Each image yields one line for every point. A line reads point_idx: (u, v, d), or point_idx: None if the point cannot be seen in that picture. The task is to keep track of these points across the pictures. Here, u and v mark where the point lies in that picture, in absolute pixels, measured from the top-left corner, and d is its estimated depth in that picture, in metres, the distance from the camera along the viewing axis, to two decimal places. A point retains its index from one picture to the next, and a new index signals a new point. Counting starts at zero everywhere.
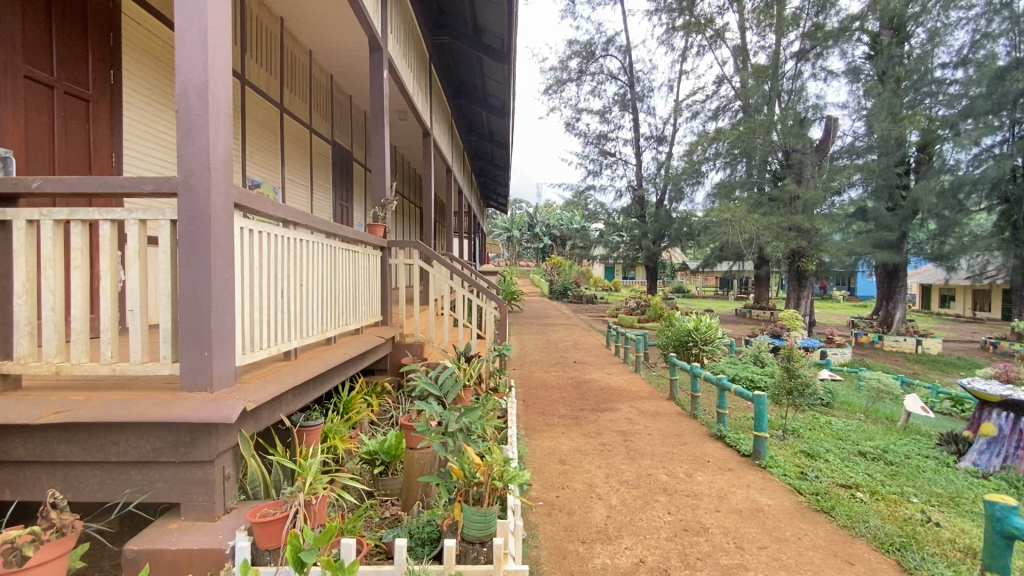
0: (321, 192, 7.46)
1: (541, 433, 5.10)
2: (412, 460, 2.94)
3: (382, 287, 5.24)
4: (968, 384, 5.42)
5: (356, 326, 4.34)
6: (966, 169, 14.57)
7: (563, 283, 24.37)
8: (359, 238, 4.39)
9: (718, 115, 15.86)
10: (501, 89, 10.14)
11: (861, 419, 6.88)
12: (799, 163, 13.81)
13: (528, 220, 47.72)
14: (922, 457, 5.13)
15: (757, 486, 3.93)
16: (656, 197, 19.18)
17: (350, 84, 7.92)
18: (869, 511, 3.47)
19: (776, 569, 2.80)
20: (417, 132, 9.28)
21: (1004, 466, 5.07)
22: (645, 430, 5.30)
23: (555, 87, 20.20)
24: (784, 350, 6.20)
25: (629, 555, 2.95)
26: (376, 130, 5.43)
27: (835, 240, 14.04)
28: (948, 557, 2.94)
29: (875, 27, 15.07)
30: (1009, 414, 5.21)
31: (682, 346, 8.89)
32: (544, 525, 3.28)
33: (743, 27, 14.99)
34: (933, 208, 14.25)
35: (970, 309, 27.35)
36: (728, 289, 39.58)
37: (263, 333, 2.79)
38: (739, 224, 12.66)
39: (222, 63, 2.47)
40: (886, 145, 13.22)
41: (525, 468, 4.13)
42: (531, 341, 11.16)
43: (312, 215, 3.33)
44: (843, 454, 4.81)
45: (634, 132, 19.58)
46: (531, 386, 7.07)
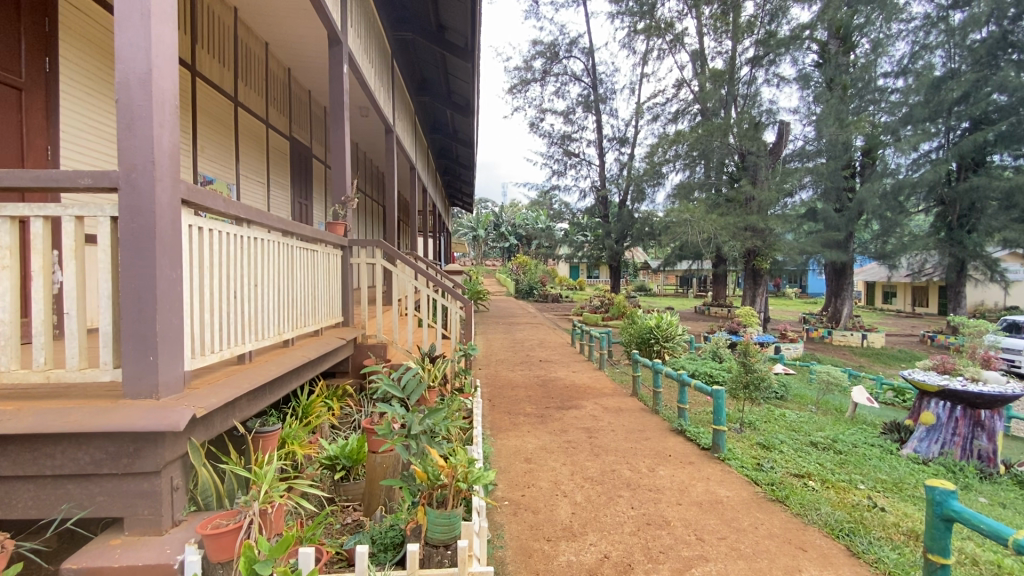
0: (278, 189, 7.20)
1: (506, 433, 5.09)
2: (374, 464, 2.88)
3: (343, 287, 5.09)
4: (910, 376, 5.68)
5: (315, 328, 4.21)
6: (906, 173, 15.59)
7: (529, 282, 24.43)
8: (318, 236, 4.26)
9: (678, 118, 16.23)
10: (465, 88, 10.09)
11: (812, 411, 7.21)
12: (754, 165, 14.37)
13: (493, 219, 47.56)
14: (869, 446, 5.41)
15: (716, 478, 4.05)
16: (619, 198, 19.50)
17: (308, 78, 7.67)
18: (821, 499, 3.63)
19: (735, 559, 2.89)
20: (379, 129, 9.09)
21: (942, 451, 5.43)
22: (608, 426, 5.36)
23: (519, 86, 20.19)
24: (741, 345, 6.40)
25: (593, 551, 2.97)
26: (337, 126, 5.28)
27: (788, 240, 14.63)
28: (892, 540, 3.10)
29: (823, 36, 15.74)
30: (945, 402, 5.54)
31: (644, 343, 9.07)
32: (510, 524, 3.27)
33: (701, 32, 15.38)
34: (876, 210, 15.03)
35: (910, 305, 29.13)
36: (688, 287, 40.62)
37: (215, 336, 2.66)
38: (698, 224, 13.03)
39: (167, 50, 2.34)
40: (834, 149, 13.86)
41: (490, 468, 4.11)
42: (496, 340, 11.15)
43: (266, 213, 3.19)
44: (796, 444, 5.01)
45: (597, 133, 19.82)
46: (496, 386, 7.07)
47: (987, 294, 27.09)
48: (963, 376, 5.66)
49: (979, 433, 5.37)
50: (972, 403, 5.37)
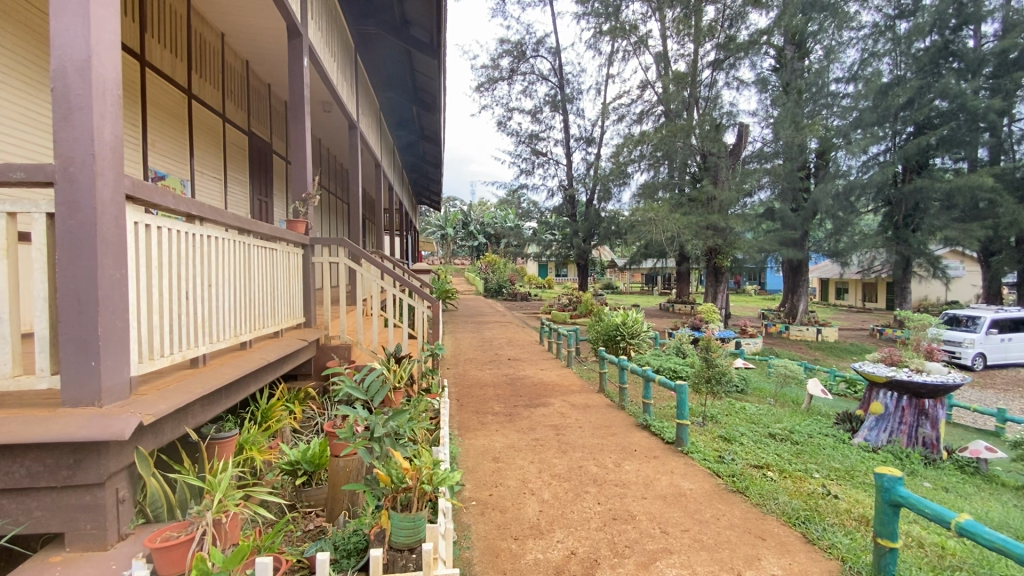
0: (236, 186, 6.94)
1: (474, 432, 5.06)
2: (337, 469, 2.80)
3: (305, 287, 4.95)
4: (861, 368, 5.93)
5: (274, 329, 4.07)
6: (856, 174, 16.33)
7: (498, 281, 24.42)
8: (277, 234, 4.12)
9: (642, 119, 16.50)
10: (431, 86, 9.98)
11: (771, 403, 7.47)
12: (715, 166, 14.82)
13: (462, 218, 47.26)
14: (823, 436, 5.63)
15: (680, 472, 4.13)
16: (586, 197, 19.68)
17: (267, 71, 7.43)
18: (778, 489, 3.75)
19: (698, 550, 2.95)
20: (342, 124, 8.88)
21: (890, 439, 5.72)
22: (576, 423, 5.40)
23: (486, 85, 20.12)
24: (703, 340, 6.57)
25: (560, 548, 2.98)
26: (297, 121, 5.13)
27: (747, 239, 15.11)
28: (845, 526, 3.23)
29: (779, 42, 16.34)
30: (892, 392, 5.82)
31: (611, 340, 9.19)
32: (477, 524, 3.25)
33: (665, 35, 15.66)
34: (830, 209, 15.69)
35: (860, 300, 30.57)
36: (653, 285, 41.42)
37: (164, 339, 2.54)
38: (662, 223, 13.30)
39: (109, 36, 2.21)
40: (790, 151, 14.38)
41: (457, 469, 4.07)
42: (464, 339, 11.10)
43: (221, 210, 3.06)
44: (755, 436, 5.17)
45: (564, 132, 19.94)
46: (464, 385, 7.02)
47: (930, 289, 28.64)
48: (909, 367, 5.95)
49: (924, 422, 5.67)
50: (917, 393, 5.66)
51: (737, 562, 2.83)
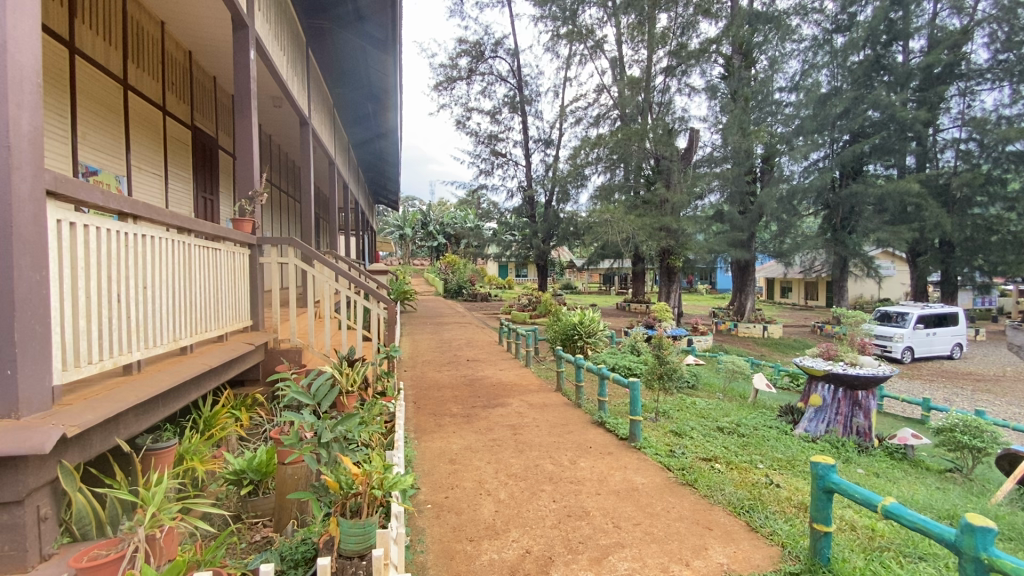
0: (177, 183, 6.58)
1: (431, 434, 5.01)
2: (284, 476, 2.70)
3: (252, 288, 4.76)
4: (802, 363, 6.24)
5: (218, 333, 3.89)
6: (799, 179, 17.19)
7: (458, 282, 24.31)
8: (221, 233, 3.93)
9: (599, 122, 16.81)
10: (386, 83, 9.85)
11: (720, 398, 7.78)
12: (667, 170, 15.26)
13: (421, 217, 46.64)
14: (768, 428, 5.91)
15: (633, 466, 4.23)
16: (544, 198, 19.84)
17: (212, 64, 7.10)
18: (725, 480, 3.91)
19: (649, 543, 3.04)
20: (293, 120, 8.59)
21: (827, 429, 6.07)
22: (533, 422, 5.44)
23: (444, 84, 19.92)
24: (656, 337, 6.77)
25: (515, 547, 2.99)
26: (243, 114, 4.92)
27: (699, 240, 15.65)
28: (785, 513, 3.40)
29: (727, 52, 16.96)
30: (830, 385, 6.15)
31: (568, 339, 9.31)
32: (432, 528, 3.21)
33: (620, 40, 15.99)
34: (774, 212, 16.47)
35: (803, 299, 32.26)
36: (611, 285, 42.22)
37: (93, 344, 2.38)
38: (618, 225, 13.58)
39: (28, 22, 2.06)
40: (737, 156, 14.93)
41: (413, 473, 4.02)
42: (423, 341, 10.96)
43: (157, 208, 2.91)
44: (705, 430, 5.36)
45: (523, 134, 20.04)
46: (421, 387, 6.93)
47: (865, 288, 30.55)
48: (844, 361, 6.31)
49: (857, 412, 6.04)
50: (851, 385, 6.01)
51: (686, 553, 2.93)
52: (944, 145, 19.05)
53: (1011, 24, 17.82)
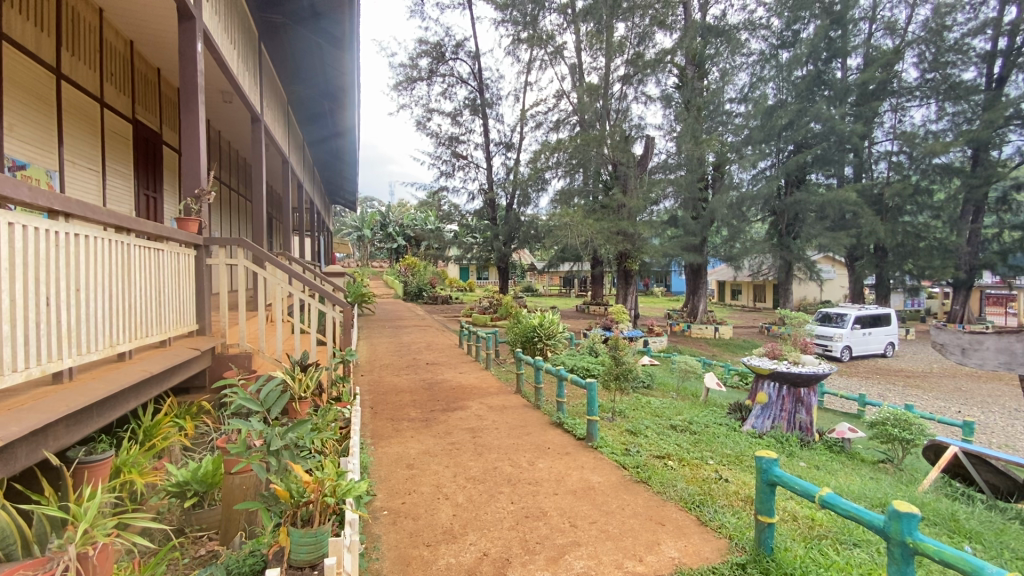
0: (116, 178, 6.21)
1: (389, 439, 4.93)
2: (231, 486, 2.59)
3: (198, 292, 4.55)
4: (750, 362, 6.51)
5: (160, 338, 3.70)
6: (748, 186, 17.95)
7: (417, 284, 24.01)
8: (164, 233, 3.75)
9: (558, 127, 17.04)
10: (344, 81, 9.67)
11: (674, 397, 8.03)
12: (624, 175, 15.66)
13: (380, 219, 45.78)
14: (717, 425, 6.14)
15: (590, 466, 4.31)
16: (505, 201, 19.86)
17: (156, 55, 6.76)
18: (677, 476, 4.04)
19: (603, 540, 3.10)
20: (244, 116, 8.28)
21: (772, 425, 6.36)
22: (492, 425, 5.44)
23: (404, 84, 19.67)
24: (612, 338, 6.91)
25: (473, 550, 2.99)
26: (189, 110, 4.70)
27: (654, 244, 16.09)
28: (733, 506, 3.55)
29: (682, 62, 17.54)
30: (775, 383, 6.45)
31: (528, 341, 9.38)
32: (387, 535, 3.15)
33: (579, 48, 16.27)
34: (725, 218, 17.11)
35: (752, 301, 33.72)
36: (570, 287, 42.77)
37: (18, 352, 2.20)
38: (577, 228, 13.76)
39: None
40: (690, 164, 15.39)
41: (370, 479, 3.94)
42: (381, 345, 10.76)
43: (94, 207, 2.75)
44: (659, 429, 5.51)
45: (484, 137, 20.03)
46: (379, 392, 6.80)
47: (808, 291, 32.26)
48: (788, 359, 6.62)
49: (800, 408, 6.37)
50: (794, 383, 6.32)
51: (640, 548, 3.01)
52: (878, 157, 20.40)
53: (936, 46, 19.37)
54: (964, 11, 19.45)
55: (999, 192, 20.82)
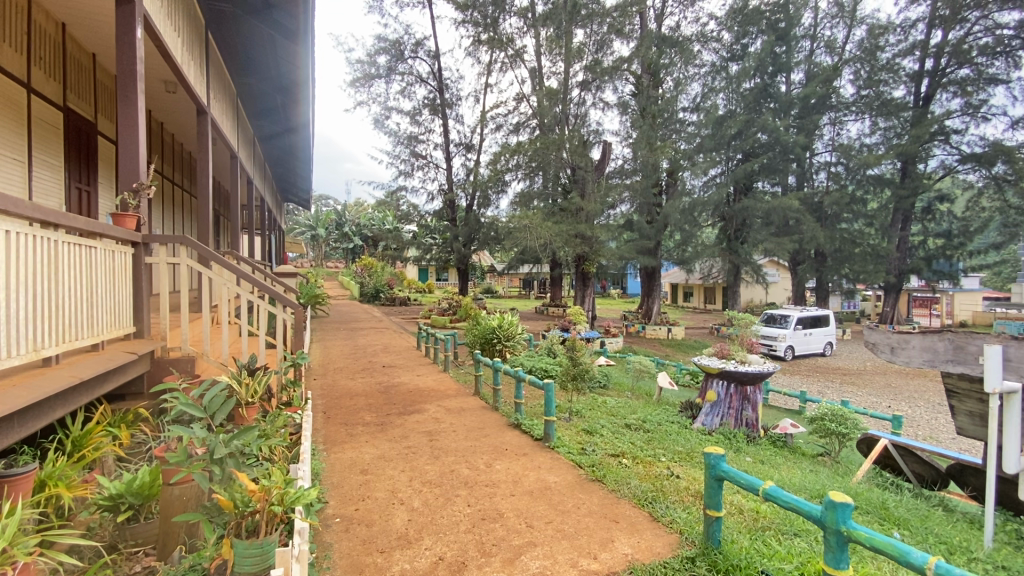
0: (44, 170, 5.76)
1: (342, 445, 4.80)
2: (170, 498, 2.42)
3: (135, 292, 4.28)
4: (700, 362, 6.74)
5: (91, 342, 3.45)
6: (700, 192, 18.60)
7: (374, 285, 23.55)
8: (98, 229, 3.51)
9: (518, 130, 17.13)
10: (298, 75, 9.39)
11: (628, 396, 8.23)
12: (583, 179, 15.95)
13: (335, 218, 44.55)
14: (669, 423, 6.34)
15: (546, 466, 4.34)
16: (465, 202, 19.75)
17: (91, 40, 6.34)
18: (631, 474, 4.13)
19: (559, 540, 3.13)
20: (189, 108, 7.88)
21: (721, 422, 6.60)
22: (450, 427, 5.39)
23: (362, 81, 19.28)
24: (569, 340, 7.00)
25: (428, 555, 2.95)
26: (127, 99, 4.42)
27: (610, 247, 16.43)
28: (683, 502, 3.66)
29: (638, 71, 18.01)
30: (725, 382, 6.69)
31: (487, 343, 9.37)
32: (339, 543, 3.06)
33: (538, 52, 16.41)
34: (678, 223, 17.70)
35: (703, 303, 34.99)
36: (530, 289, 43.03)
37: None
38: (536, 231, 13.84)
39: None
40: (646, 169, 15.79)
41: (321, 486, 3.82)
42: (335, 347, 10.46)
43: (16, 200, 2.53)
44: (614, 427, 5.62)
45: (444, 137, 19.88)
46: (332, 396, 6.61)
47: (754, 293, 33.80)
48: (735, 359, 6.90)
49: (746, 405, 6.66)
50: (741, 381, 6.59)
51: (594, 546, 3.05)
52: (818, 167, 21.60)
53: (870, 65, 20.76)
54: (895, 33, 21.02)
55: (925, 202, 22.55)
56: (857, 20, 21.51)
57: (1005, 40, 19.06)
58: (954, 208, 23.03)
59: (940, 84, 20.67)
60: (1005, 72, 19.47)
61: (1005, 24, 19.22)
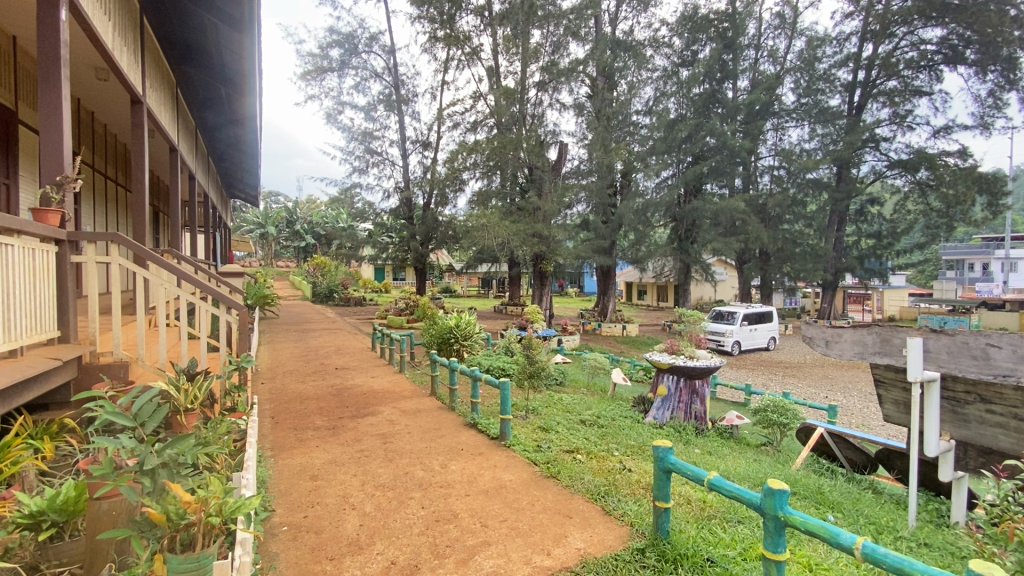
0: None
1: (291, 451, 4.63)
2: (97, 514, 2.23)
3: (59, 293, 3.97)
4: (652, 357, 6.93)
5: (8, 347, 3.18)
6: (653, 194, 19.15)
7: (328, 285, 22.90)
8: (17, 226, 3.24)
9: (476, 128, 17.06)
10: (244, 66, 8.97)
11: (584, 393, 8.37)
12: (540, 179, 16.12)
13: (286, 215, 42.94)
14: (623, 418, 6.50)
15: (502, 465, 4.35)
16: (422, 200, 19.53)
17: (9, 20, 5.85)
18: (585, 469, 4.21)
19: (513, 538, 3.14)
20: (123, 97, 7.40)
21: (670, 415, 6.82)
22: (404, 429, 5.31)
23: (313, 74, 18.68)
24: (526, 338, 7.05)
25: (379, 560, 2.90)
26: (47, 86, 4.08)
27: (568, 246, 16.66)
28: (634, 494, 3.75)
29: (593, 73, 18.30)
30: (675, 376, 6.91)
31: (444, 343, 9.30)
32: (285, 553, 2.96)
33: (495, 50, 16.40)
34: (632, 223, 18.15)
35: (656, 300, 36.06)
36: (487, 289, 42.99)
37: None
38: (493, 230, 13.80)
39: None
40: (601, 170, 16.08)
41: (267, 494, 3.68)
42: (285, 350, 10.09)
43: None
44: (569, 424, 5.70)
45: (400, 134, 19.56)
46: (281, 400, 6.37)
47: (704, 291, 35.12)
48: (684, 354, 7.13)
49: (695, 399, 6.91)
50: (690, 375, 6.83)
51: (548, 542, 3.09)
52: (763, 170, 22.66)
53: (809, 74, 21.97)
54: (831, 45, 22.33)
55: (858, 205, 24.15)
56: (797, 31, 22.72)
57: (929, 55, 20.76)
58: (884, 211, 24.73)
59: (871, 95, 22.13)
60: (928, 84, 21.16)
61: (928, 40, 20.83)
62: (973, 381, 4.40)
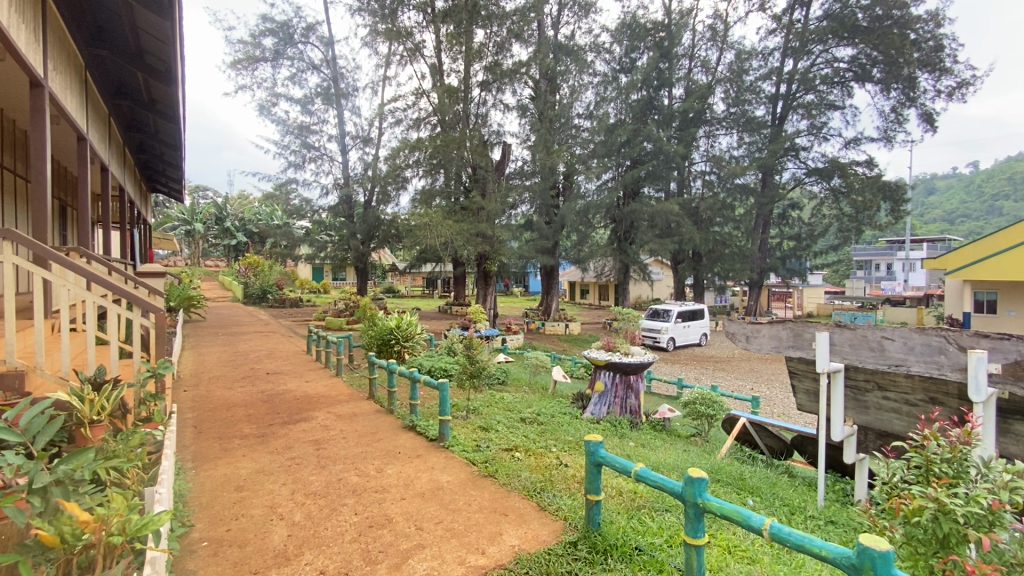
0: None
1: (215, 461, 4.38)
2: None
3: None
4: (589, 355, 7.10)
5: None
6: (594, 196, 19.63)
7: (261, 286, 21.76)
8: None
9: (418, 126, 16.78)
10: (162, 49, 8.33)
11: (525, 391, 8.46)
12: (483, 179, 16.17)
13: (215, 210, 40.37)
14: (562, 414, 6.64)
15: (439, 466, 4.33)
16: (363, 198, 19.02)
17: None
18: (522, 467, 4.27)
19: (448, 539, 3.14)
20: (21, 78, 6.69)
21: (607, 410, 7.04)
22: (339, 435, 5.15)
23: (244, 63, 17.73)
24: (467, 338, 7.05)
25: (308, 570, 2.81)
26: None
27: (511, 246, 16.72)
28: (568, 489, 3.86)
29: (536, 75, 18.53)
30: (611, 373, 7.12)
31: (384, 344, 9.11)
32: (204, 570, 2.80)
33: (439, 48, 16.16)
34: (574, 224, 18.53)
35: (598, 299, 37.02)
36: (432, 289, 42.56)
37: None
38: (436, 229, 13.61)
39: None
40: (544, 172, 16.26)
41: (186, 508, 3.46)
42: (211, 354, 9.48)
43: None
44: (509, 422, 5.76)
45: (339, 129, 18.94)
46: (205, 408, 5.99)
47: (642, 290, 36.44)
48: (620, 351, 7.36)
49: (630, 394, 7.17)
50: (625, 372, 7.07)
51: (482, 541, 3.12)
52: (696, 175, 23.84)
53: (736, 85, 23.36)
54: (757, 59, 23.85)
55: (780, 209, 25.95)
56: (727, 44, 24.06)
57: (841, 72, 22.63)
58: (803, 215, 26.68)
59: (792, 107, 23.82)
60: (840, 99, 23.07)
61: (840, 59, 22.68)
62: (871, 370, 4.87)
